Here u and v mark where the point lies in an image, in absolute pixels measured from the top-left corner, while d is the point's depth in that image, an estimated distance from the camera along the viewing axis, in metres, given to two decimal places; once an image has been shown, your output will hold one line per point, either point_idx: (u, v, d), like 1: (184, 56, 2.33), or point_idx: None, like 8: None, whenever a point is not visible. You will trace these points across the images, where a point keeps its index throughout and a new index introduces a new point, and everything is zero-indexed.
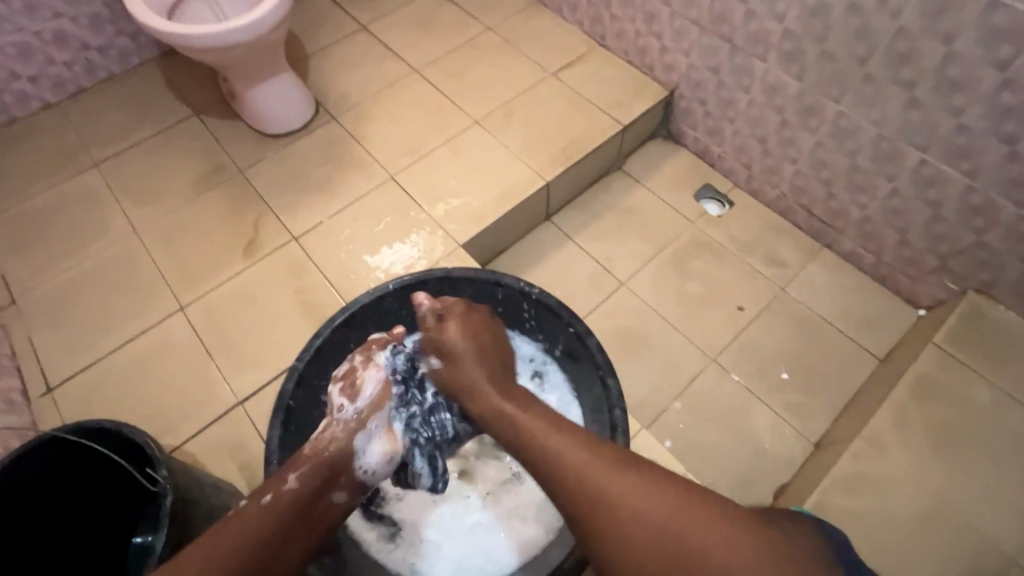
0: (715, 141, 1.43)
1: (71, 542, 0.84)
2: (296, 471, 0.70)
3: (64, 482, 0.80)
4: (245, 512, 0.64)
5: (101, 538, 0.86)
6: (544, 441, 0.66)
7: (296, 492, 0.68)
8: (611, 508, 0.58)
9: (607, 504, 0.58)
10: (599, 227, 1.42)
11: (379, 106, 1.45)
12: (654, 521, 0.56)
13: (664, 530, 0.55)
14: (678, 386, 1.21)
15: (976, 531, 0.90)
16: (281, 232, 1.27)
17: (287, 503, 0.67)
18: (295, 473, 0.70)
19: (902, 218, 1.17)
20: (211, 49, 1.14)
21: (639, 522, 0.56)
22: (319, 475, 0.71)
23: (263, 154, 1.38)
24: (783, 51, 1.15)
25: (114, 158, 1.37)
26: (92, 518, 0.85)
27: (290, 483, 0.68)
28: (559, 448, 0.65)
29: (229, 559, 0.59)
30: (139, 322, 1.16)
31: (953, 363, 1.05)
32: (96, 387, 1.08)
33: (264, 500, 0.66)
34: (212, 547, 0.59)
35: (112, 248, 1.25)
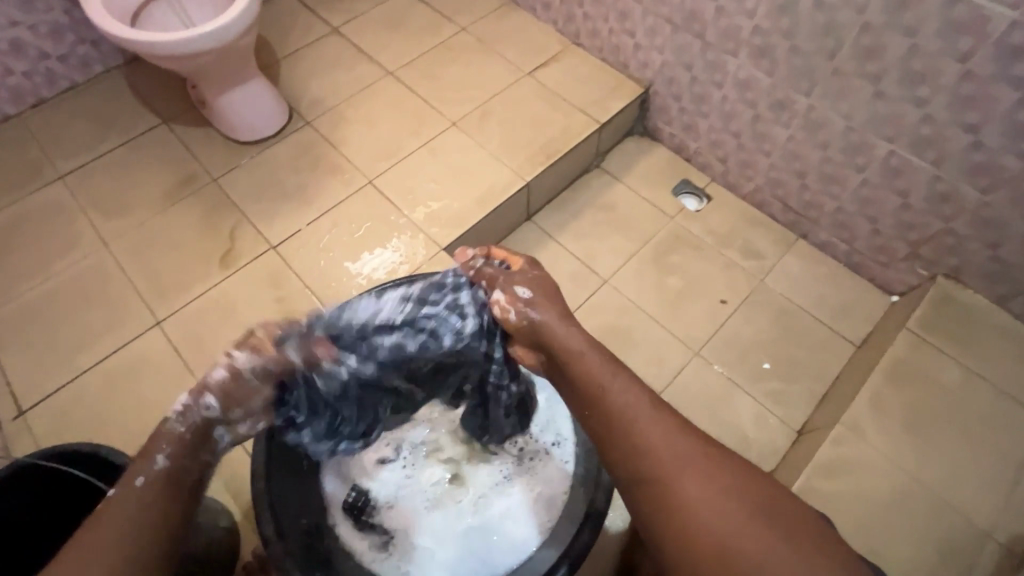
0: (690, 136, 1.45)
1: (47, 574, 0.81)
2: (164, 449, 0.64)
3: (38, 510, 0.77)
4: (118, 501, 0.59)
5: None
6: (605, 391, 0.65)
7: (171, 467, 0.63)
8: (673, 477, 0.57)
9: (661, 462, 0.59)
10: (580, 225, 1.42)
11: (354, 110, 1.43)
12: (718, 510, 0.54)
13: (733, 524, 0.53)
14: (663, 380, 1.22)
15: (953, 508, 0.93)
16: (258, 241, 1.24)
17: (166, 479, 0.62)
18: (164, 451, 0.64)
19: (873, 207, 1.20)
20: (177, 56, 1.11)
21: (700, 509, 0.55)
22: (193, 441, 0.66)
23: (237, 161, 1.35)
24: (754, 46, 1.17)
25: (80, 170, 1.33)
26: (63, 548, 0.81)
27: (161, 461, 0.63)
28: (639, 416, 0.63)
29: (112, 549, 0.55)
30: (113, 339, 1.12)
31: (926, 347, 1.09)
32: (70, 408, 1.05)
33: (138, 482, 0.61)
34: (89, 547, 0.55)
35: (82, 263, 1.21)
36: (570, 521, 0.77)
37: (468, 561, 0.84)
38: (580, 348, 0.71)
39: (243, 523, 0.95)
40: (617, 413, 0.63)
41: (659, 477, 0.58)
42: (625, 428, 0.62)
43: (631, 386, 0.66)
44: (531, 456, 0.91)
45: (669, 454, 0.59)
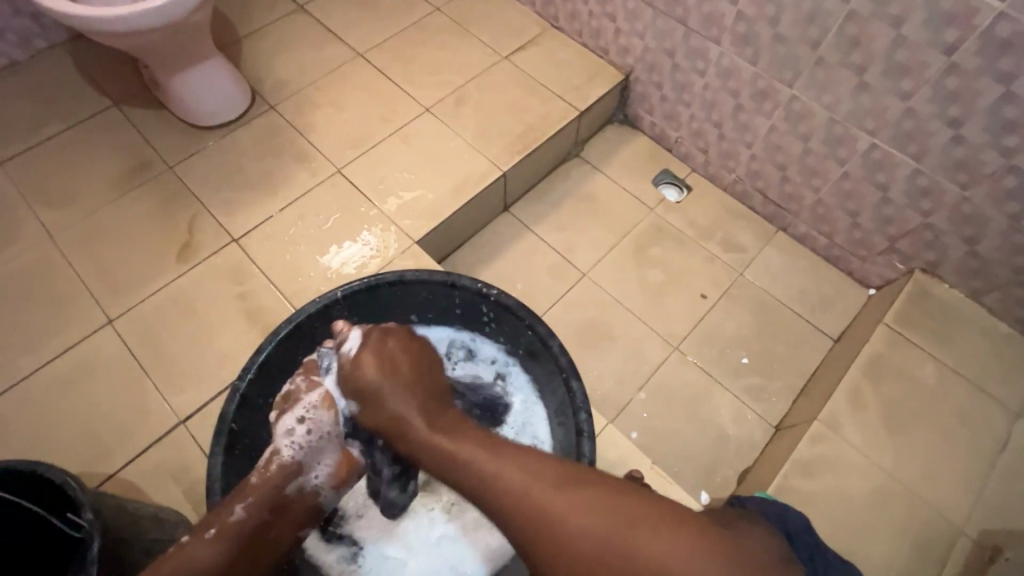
0: (671, 126, 1.42)
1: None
2: (241, 502, 0.66)
3: None
4: (188, 554, 0.62)
5: None
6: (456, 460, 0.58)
7: (241, 526, 0.65)
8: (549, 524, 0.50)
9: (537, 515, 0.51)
10: (558, 216, 1.38)
11: (321, 93, 1.36)
12: (583, 521, 0.48)
13: (592, 548, 0.47)
14: (642, 377, 1.20)
15: (927, 505, 0.93)
16: (218, 233, 1.17)
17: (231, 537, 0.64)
18: (241, 504, 0.66)
19: (853, 201, 1.19)
20: (121, 33, 1.02)
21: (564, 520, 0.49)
22: (266, 506, 0.67)
23: (195, 148, 1.26)
24: (737, 34, 1.14)
25: (21, 156, 1.23)
26: None
27: (236, 515, 0.65)
28: (490, 465, 0.56)
29: None
30: (60, 340, 1.05)
31: (902, 343, 1.09)
32: (13, 415, 0.98)
33: (208, 533, 0.63)
34: None
35: (24, 258, 1.12)
36: None
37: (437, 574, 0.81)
38: (416, 422, 0.64)
39: None
40: (463, 472, 0.57)
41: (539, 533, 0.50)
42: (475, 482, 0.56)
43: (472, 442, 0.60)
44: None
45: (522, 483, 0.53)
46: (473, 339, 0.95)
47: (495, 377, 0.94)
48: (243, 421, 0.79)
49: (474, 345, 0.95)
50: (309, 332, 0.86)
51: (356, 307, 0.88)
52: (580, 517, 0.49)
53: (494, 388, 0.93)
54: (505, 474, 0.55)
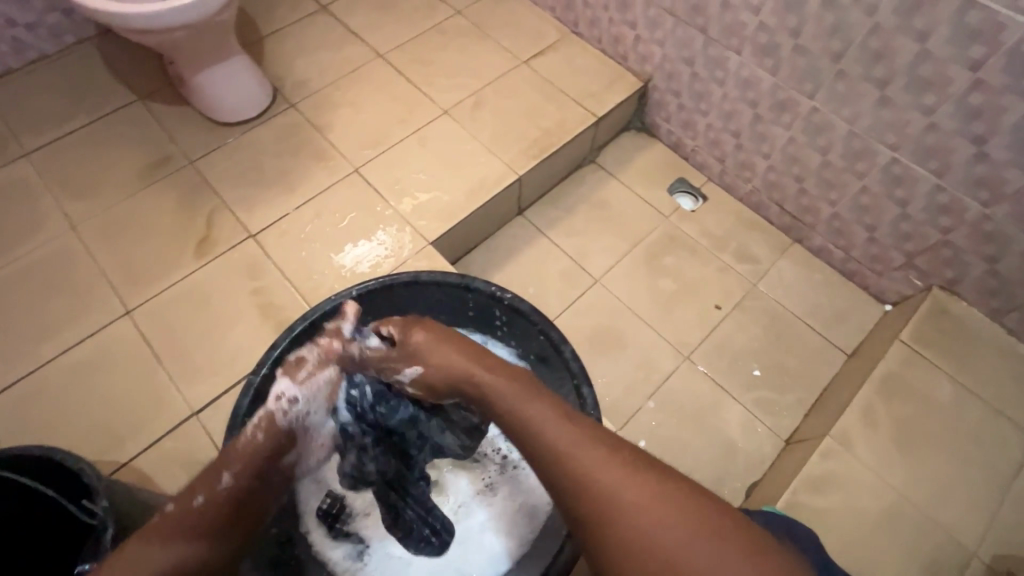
0: (688, 134, 1.41)
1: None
2: (230, 470, 0.64)
3: None
4: (173, 516, 0.59)
5: None
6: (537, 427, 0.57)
7: (231, 492, 0.63)
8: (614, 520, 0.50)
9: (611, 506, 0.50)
10: (572, 222, 1.39)
11: (341, 93, 1.37)
12: (663, 523, 0.49)
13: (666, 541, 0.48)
14: (651, 385, 1.20)
15: (938, 526, 0.92)
16: (235, 229, 1.19)
17: (220, 505, 0.62)
18: (229, 472, 0.64)
19: (871, 215, 1.17)
20: (149, 30, 1.04)
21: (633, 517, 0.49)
22: (255, 474, 0.66)
23: (217, 143, 1.28)
24: (758, 44, 1.13)
25: (47, 147, 1.26)
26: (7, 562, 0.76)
27: (224, 481, 0.63)
28: (569, 442, 0.55)
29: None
30: (79, 328, 1.07)
31: (918, 360, 1.07)
32: (31, 401, 1.00)
33: (195, 501, 0.61)
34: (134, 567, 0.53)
35: (47, 247, 1.15)
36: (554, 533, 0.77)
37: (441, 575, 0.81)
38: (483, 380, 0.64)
39: None
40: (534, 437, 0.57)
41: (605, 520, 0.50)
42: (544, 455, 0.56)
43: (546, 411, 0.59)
44: (515, 464, 0.88)
45: (602, 479, 0.52)
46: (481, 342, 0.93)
47: None
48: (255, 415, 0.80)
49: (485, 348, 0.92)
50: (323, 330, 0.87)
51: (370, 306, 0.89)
52: (660, 519, 0.49)
53: None
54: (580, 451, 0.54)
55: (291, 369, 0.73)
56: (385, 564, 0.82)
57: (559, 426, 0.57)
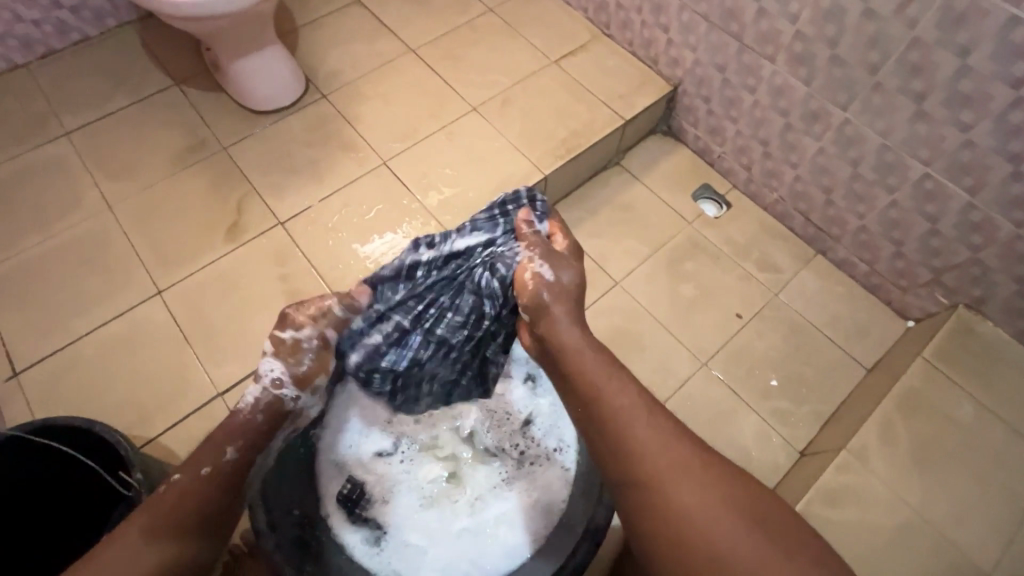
0: (716, 140, 1.41)
1: (36, 552, 0.79)
2: (234, 445, 0.68)
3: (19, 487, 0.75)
4: (183, 485, 0.63)
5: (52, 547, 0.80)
6: (605, 396, 0.65)
7: (236, 463, 0.67)
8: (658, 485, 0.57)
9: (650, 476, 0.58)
10: (595, 223, 1.39)
11: (372, 86, 1.39)
12: (697, 502, 0.55)
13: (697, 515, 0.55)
14: (667, 390, 1.20)
15: (954, 545, 0.91)
16: (265, 215, 1.21)
17: (227, 475, 0.66)
18: (233, 447, 0.68)
19: (899, 230, 1.16)
20: (193, 18, 1.06)
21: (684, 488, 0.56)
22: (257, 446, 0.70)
23: (249, 131, 1.31)
24: (793, 53, 1.13)
25: (87, 127, 1.29)
26: (44, 525, 0.79)
27: (229, 455, 0.67)
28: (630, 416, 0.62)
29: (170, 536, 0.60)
30: (112, 306, 1.10)
31: (940, 378, 1.06)
32: (65, 373, 1.03)
33: (202, 471, 0.65)
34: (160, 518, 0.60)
35: (84, 224, 1.18)
36: (566, 532, 0.78)
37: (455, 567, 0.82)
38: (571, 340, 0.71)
39: None
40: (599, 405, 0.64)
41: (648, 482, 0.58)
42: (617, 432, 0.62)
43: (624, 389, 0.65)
44: (533, 459, 0.90)
45: (667, 459, 0.59)
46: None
47: (525, 377, 0.95)
48: None
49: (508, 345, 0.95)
50: None
51: None
52: (696, 500, 0.56)
53: (523, 389, 0.94)
54: (636, 426, 0.61)
55: (284, 351, 0.73)
56: (400, 554, 0.83)
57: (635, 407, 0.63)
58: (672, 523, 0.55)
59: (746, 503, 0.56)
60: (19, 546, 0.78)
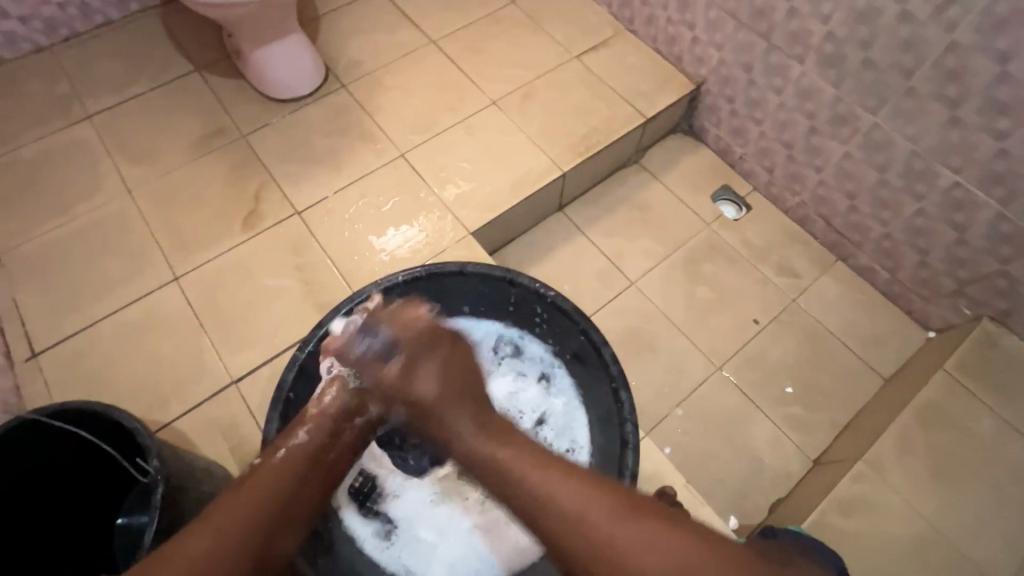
0: (738, 141, 1.39)
1: (58, 529, 0.81)
2: (304, 427, 0.70)
3: (39, 468, 0.76)
4: (263, 468, 0.63)
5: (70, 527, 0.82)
6: (521, 473, 0.60)
7: (304, 446, 0.67)
8: (611, 547, 0.53)
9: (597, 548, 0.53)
10: (612, 221, 1.38)
11: (391, 76, 1.38)
12: (657, 560, 0.52)
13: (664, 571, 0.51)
14: (680, 393, 1.19)
15: (971, 562, 0.89)
16: (282, 204, 1.21)
17: (300, 456, 0.66)
18: (304, 429, 0.70)
19: (925, 239, 1.14)
20: (216, 5, 1.06)
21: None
22: (324, 433, 0.70)
23: (269, 119, 1.30)
24: (823, 54, 1.10)
25: (108, 111, 1.29)
26: (62, 506, 0.81)
27: (300, 438, 0.68)
28: (547, 487, 0.58)
29: (246, 507, 0.57)
30: (130, 290, 1.11)
31: (961, 391, 1.04)
32: (82, 356, 1.04)
33: (278, 455, 0.65)
34: (241, 498, 0.58)
35: (103, 208, 1.19)
36: None
37: (464, 564, 0.82)
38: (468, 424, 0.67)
39: None
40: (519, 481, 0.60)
41: (596, 556, 0.53)
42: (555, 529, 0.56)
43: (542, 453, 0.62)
44: None
45: (603, 520, 0.55)
46: (520, 338, 0.95)
47: (539, 376, 0.94)
48: (299, 390, 0.82)
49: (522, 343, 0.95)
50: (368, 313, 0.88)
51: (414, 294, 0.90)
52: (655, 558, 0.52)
53: (537, 387, 0.94)
54: (558, 494, 0.57)
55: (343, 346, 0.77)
56: (410, 548, 0.83)
57: (569, 492, 0.57)
58: None
59: (715, 557, 0.52)
60: (42, 523, 0.79)
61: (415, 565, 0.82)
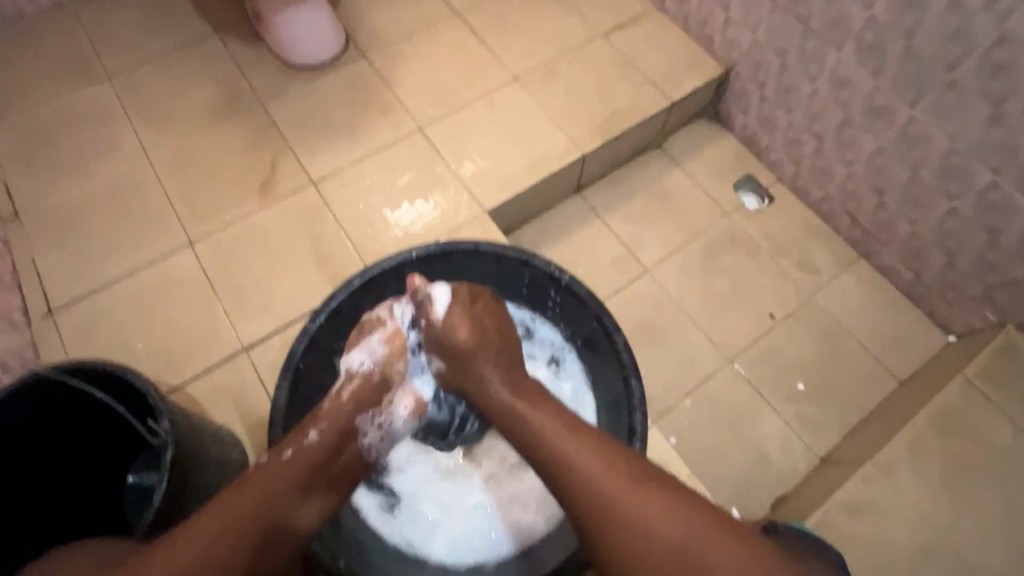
0: (765, 130, 1.35)
1: (73, 481, 0.83)
2: (316, 426, 0.69)
3: (53, 424, 0.77)
4: (265, 468, 0.63)
5: (82, 483, 0.84)
6: (542, 435, 0.64)
7: (316, 446, 0.67)
8: (620, 513, 0.56)
9: (606, 508, 0.57)
10: (630, 207, 1.35)
11: (413, 47, 1.35)
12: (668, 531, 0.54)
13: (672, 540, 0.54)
14: (690, 383, 1.18)
15: (976, 569, 0.89)
16: (298, 174, 1.20)
17: (307, 458, 0.65)
18: (315, 428, 0.69)
19: (954, 240, 1.10)
20: None
21: (658, 525, 0.55)
22: (337, 428, 0.70)
23: (287, 87, 1.29)
24: (863, 42, 1.05)
25: (127, 71, 1.28)
26: (74, 462, 0.82)
27: (312, 438, 0.67)
28: (569, 448, 0.62)
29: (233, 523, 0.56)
30: (145, 253, 1.11)
31: (979, 399, 1.02)
32: (98, 315, 1.05)
33: (286, 454, 0.65)
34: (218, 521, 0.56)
35: (120, 170, 1.19)
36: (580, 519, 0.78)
37: (465, 540, 0.83)
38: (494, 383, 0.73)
39: (252, 460, 0.96)
40: (539, 441, 0.64)
41: (609, 516, 0.57)
42: (574, 483, 0.60)
43: (550, 415, 0.67)
44: None
45: (611, 484, 0.58)
46: (531, 320, 0.94)
47: (548, 360, 0.92)
48: (310, 361, 0.80)
49: (532, 325, 0.92)
50: (380, 287, 0.87)
51: (426, 269, 0.89)
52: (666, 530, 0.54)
53: (546, 371, 0.91)
54: (576, 456, 0.61)
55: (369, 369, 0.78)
56: (412, 520, 0.84)
57: (586, 453, 0.61)
58: (639, 552, 0.54)
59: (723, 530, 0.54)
60: (57, 475, 0.81)
61: (418, 538, 0.83)
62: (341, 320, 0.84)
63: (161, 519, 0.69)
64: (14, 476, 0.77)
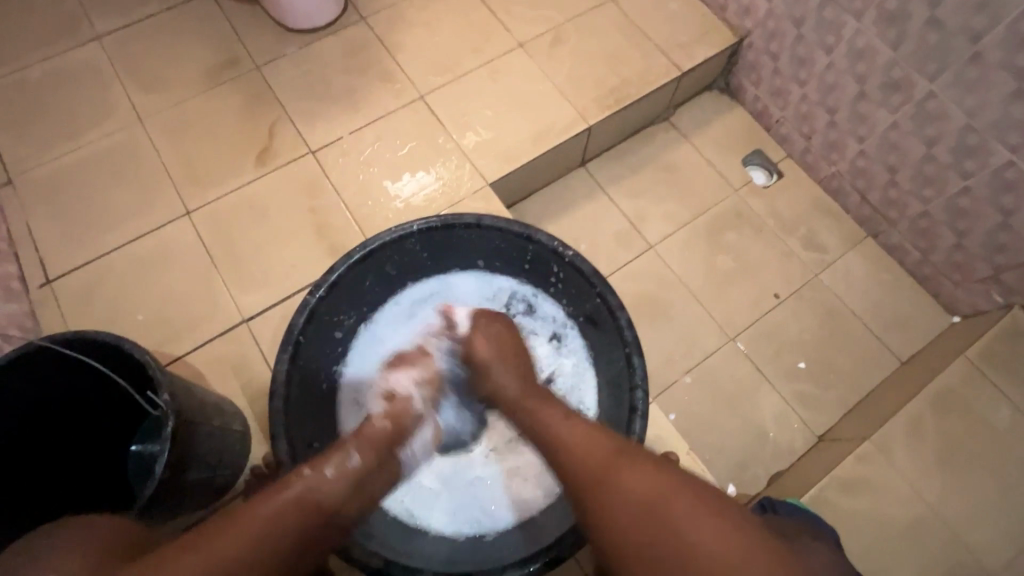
0: (777, 103, 1.31)
1: (75, 450, 0.83)
2: (358, 452, 0.69)
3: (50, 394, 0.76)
4: (305, 483, 0.62)
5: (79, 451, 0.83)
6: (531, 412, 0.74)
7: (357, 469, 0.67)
8: (599, 481, 0.60)
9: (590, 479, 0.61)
10: (636, 182, 1.33)
11: (414, 11, 1.30)
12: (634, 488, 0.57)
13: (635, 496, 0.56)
14: (691, 360, 1.18)
15: (965, 546, 0.90)
16: (297, 142, 1.17)
17: (347, 478, 0.65)
18: (357, 453, 0.69)
19: (966, 220, 1.08)
20: None
21: (627, 496, 0.57)
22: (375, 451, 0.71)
23: (283, 51, 1.24)
24: (884, 11, 1.01)
25: (118, 33, 1.24)
26: (71, 431, 0.82)
27: (353, 460, 0.68)
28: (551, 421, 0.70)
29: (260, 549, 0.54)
30: (142, 222, 1.09)
31: (980, 380, 1.02)
32: (96, 285, 1.04)
33: (328, 472, 0.64)
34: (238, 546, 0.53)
35: (114, 136, 1.16)
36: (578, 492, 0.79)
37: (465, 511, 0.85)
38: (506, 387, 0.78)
39: (254, 430, 0.96)
40: (528, 422, 0.73)
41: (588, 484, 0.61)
42: (560, 460, 0.65)
43: (555, 416, 0.71)
44: None
45: (595, 459, 0.62)
46: (534, 295, 0.93)
47: (550, 336, 0.92)
48: (310, 334, 0.79)
49: (535, 302, 0.93)
50: (381, 260, 0.85)
51: (428, 243, 0.87)
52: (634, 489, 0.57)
53: (548, 347, 0.92)
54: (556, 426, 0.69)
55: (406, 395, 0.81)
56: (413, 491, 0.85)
57: (576, 431, 0.67)
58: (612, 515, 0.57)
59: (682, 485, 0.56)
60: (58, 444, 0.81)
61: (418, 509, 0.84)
62: (341, 293, 0.82)
63: (162, 489, 0.69)
64: (15, 445, 0.76)
